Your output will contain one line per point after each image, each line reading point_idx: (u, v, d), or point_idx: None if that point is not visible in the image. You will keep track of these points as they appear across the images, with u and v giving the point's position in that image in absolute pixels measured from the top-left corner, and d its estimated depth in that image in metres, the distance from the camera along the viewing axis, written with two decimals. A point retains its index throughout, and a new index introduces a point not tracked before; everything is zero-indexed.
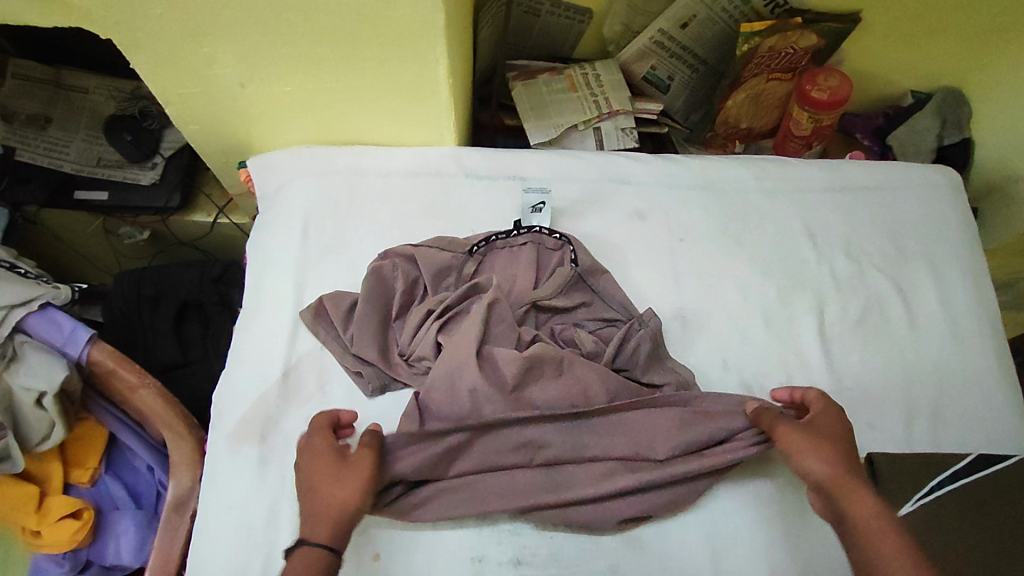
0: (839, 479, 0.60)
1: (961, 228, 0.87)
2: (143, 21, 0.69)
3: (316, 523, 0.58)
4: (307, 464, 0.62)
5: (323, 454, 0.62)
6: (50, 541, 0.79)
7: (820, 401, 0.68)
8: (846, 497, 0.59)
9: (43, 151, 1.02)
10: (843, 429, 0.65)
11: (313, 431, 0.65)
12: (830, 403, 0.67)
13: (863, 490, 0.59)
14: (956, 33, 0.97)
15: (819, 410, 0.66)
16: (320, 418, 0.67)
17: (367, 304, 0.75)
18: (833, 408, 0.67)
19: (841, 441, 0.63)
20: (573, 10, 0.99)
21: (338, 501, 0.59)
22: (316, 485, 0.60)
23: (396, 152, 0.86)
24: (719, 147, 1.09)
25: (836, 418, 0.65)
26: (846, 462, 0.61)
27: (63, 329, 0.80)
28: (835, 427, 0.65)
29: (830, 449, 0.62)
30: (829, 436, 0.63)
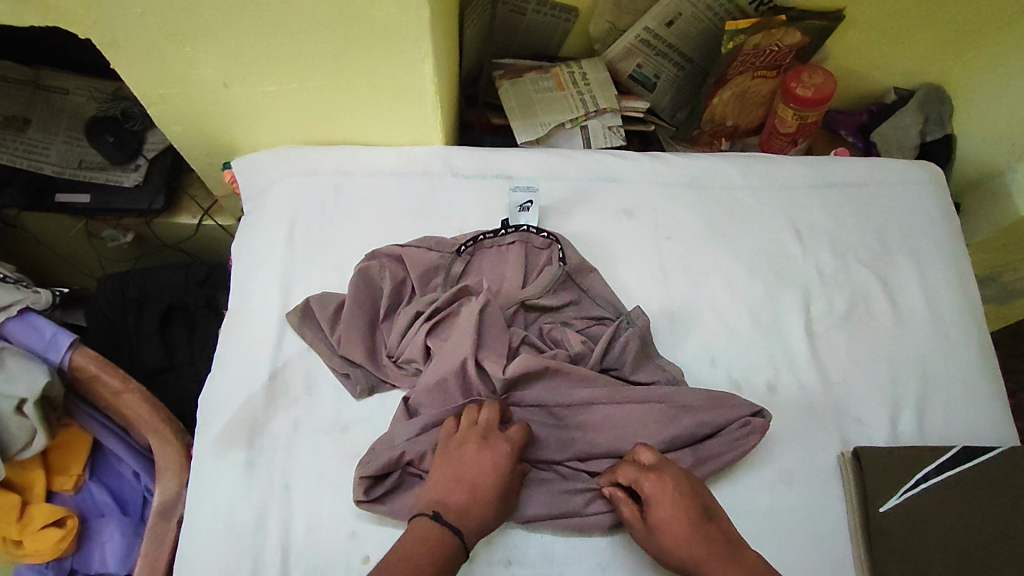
0: (701, 571, 0.59)
1: (945, 223, 0.88)
2: (124, 20, 0.68)
3: (471, 525, 0.60)
4: (475, 466, 0.62)
5: (498, 465, 0.63)
6: (32, 550, 0.78)
7: (643, 479, 0.63)
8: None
9: (22, 153, 1.00)
10: (664, 512, 0.61)
11: (487, 434, 0.64)
12: (656, 481, 0.62)
13: (727, 570, 0.58)
14: (938, 31, 0.98)
15: (648, 495, 0.62)
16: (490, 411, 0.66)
17: (354, 306, 0.74)
18: (667, 481, 0.62)
19: (683, 526, 0.60)
20: (558, 9, 0.99)
21: (493, 516, 0.61)
22: (477, 491, 0.61)
23: (382, 152, 0.86)
24: (706, 145, 1.09)
25: (665, 498, 0.61)
26: (703, 547, 0.59)
27: (44, 334, 0.79)
28: (659, 512, 0.61)
29: (672, 544, 0.60)
30: (652, 525, 0.61)
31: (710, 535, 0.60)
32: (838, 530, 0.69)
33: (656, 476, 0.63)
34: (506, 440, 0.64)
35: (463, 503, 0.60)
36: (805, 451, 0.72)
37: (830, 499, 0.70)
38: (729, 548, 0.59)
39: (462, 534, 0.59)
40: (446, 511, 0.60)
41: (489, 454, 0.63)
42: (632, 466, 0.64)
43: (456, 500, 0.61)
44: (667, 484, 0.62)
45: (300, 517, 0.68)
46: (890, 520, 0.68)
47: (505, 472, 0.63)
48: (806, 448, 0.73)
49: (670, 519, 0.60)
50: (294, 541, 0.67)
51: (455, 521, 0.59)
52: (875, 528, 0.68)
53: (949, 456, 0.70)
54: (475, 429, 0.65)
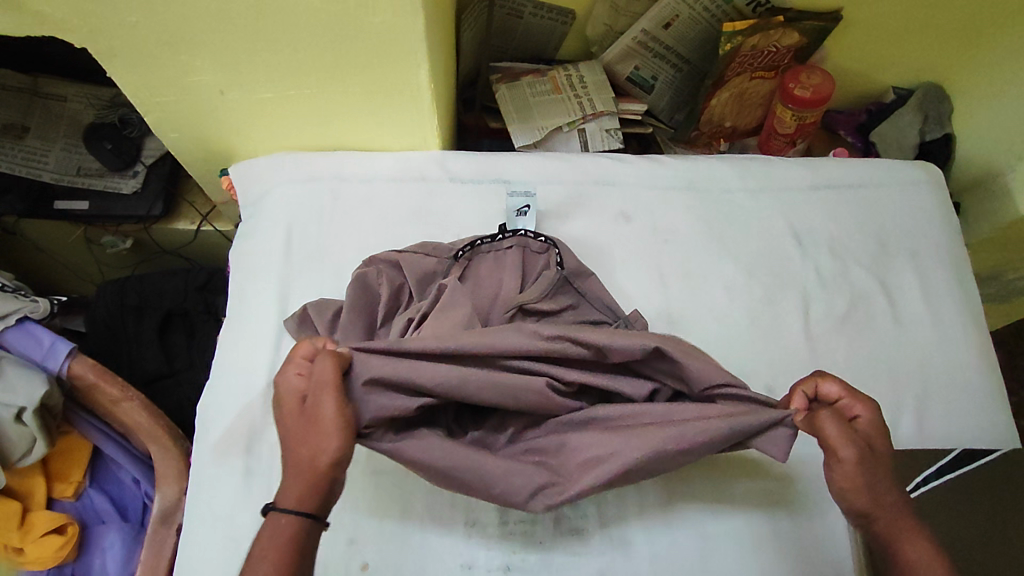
0: (890, 529, 0.55)
1: (945, 223, 0.88)
2: (118, 30, 0.68)
3: (291, 485, 0.54)
4: (283, 423, 0.57)
5: (287, 411, 0.57)
6: (32, 558, 0.78)
7: (858, 408, 0.59)
8: (898, 537, 0.55)
9: (20, 161, 1.00)
10: (881, 446, 0.57)
11: (296, 376, 0.59)
12: (875, 414, 0.59)
13: (913, 534, 0.55)
14: (937, 30, 0.98)
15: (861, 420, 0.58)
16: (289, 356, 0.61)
17: (352, 311, 0.72)
18: (875, 420, 0.59)
19: (888, 467, 0.57)
20: (555, 12, 0.98)
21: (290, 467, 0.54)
22: (288, 449, 0.55)
23: (378, 158, 0.86)
24: (704, 146, 1.09)
25: (881, 436, 0.58)
26: (898, 495, 0.56)
27: (43, 343, 0.79)
28: (880, 449, 0.57)
29: (880, 477, 0.56)
30: (872, 451, 0.56)
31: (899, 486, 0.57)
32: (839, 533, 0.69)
33: (870, 409, 0.58)
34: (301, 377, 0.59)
35: (281, 468, 0.55)
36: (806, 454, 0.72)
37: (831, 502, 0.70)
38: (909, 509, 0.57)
39: (281, 502, 0.53)
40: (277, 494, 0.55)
41: (285, 395, 0.58)
42: (845, 386, 0.60)
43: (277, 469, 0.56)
44: (878, 422, 0.59)
45: None
46: None
47: (283, 420, 0.57)
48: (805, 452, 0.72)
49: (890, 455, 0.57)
50: None
51: (275, 496, 0.54)
52: None
53: (950, 458, 0.69)
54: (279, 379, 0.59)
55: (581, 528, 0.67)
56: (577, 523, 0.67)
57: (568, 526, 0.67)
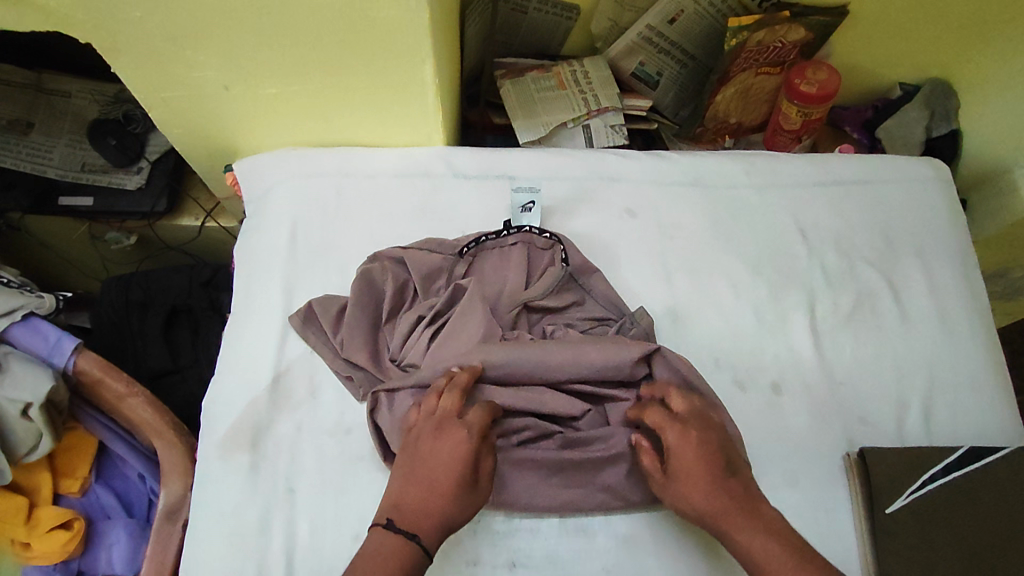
0: (721, 526, 0.59)
1: (952, 221, 0.87)
2: (123, 25, 0.68)
3: (430, 525, 0.57)
4: (434, 463, 0.59)
5: (454, 456, 0.59)
6: (39, 553, 0.79)
7: (668, 428, 0.63)
8: (729, 530, 0.59)
9: (25, 157, 1.01)
10: (686, 466, 0.61)
11: (443, 423, 0.62)
12: (680, 433, 0.62)
13: (747, 526, 0.58)
14: (944, 25, 0.97)
15: (669, 445, 0.62)
16: (451, 400, 0.63)
17: (357, 309, 0.74)
18: (690, 431, 0.62)
19: (702, 480, 0.60)
20: (560, 7, 0.98)
21: (452, 512, 0.58)
22: (437, 491, 0.58)
23: (383, 154, 0.85)
24: (709, 142, 1.09)
25: (687, 449, 0.61)
26: (723, 498, 0.59)
27: (48, 339, 0.79)
28: (679, 463, 0.61)
29: (692, 495, 0.60)
30: (672, 475, 0.61)
31: (730, 487, 0.60)
32: (845, 529, 0.69)
33: (681, 426, 0.62)
34: (462, 426, 0.61)
35: (420, 500, 0.58)
36: (811, 451, 0.72)
37: (836, 500, 0.70)
38: (746, 500, 0.60)
39: (419, 537, 0.56)
40: (402, 515, 0.57)
41: (447, 438, 0.60)
42: (662, 411, 0.64)
43: (413, 496, 0.58)
44: (693, 436, 0.62)
45: (303, 519, 0.68)
46: (896, 522, 0.67)
47: (456, 463, 0.59)
48: (810, 449, 0.72)
49: (692, 473, 0.60)
50: (299, 543, 0.67)
51: (411, 526, 0.57)
52: (881, 530, 0.68)
53: (957, 456, 0.69)
54: (442, 430, 0.61)
55: (586, 525, 0.67)
56: (583, 520, 0.67)
57: (574, 524, 0.67)
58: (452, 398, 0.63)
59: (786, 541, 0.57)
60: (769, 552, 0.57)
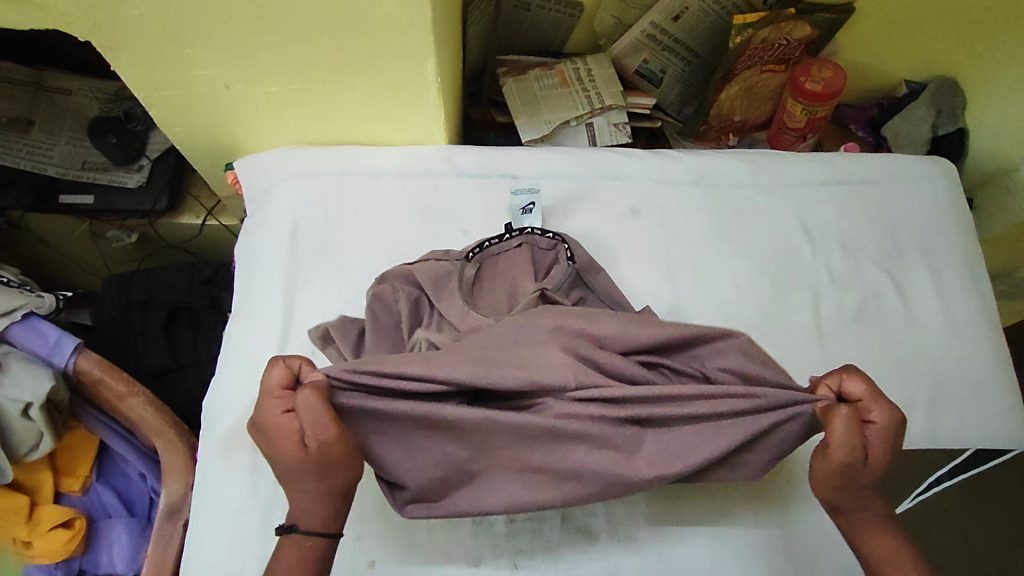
0: (862, 525, 0.57)
1: (958, 220, 0.86)
2: (123, 23, 0.67)
3: (306, 510, 0.55)
4: (276, 449, 0.54)
5: (279, 440, 0.53)
6: (41, 551, 0.79)
7: (868, 408, 0.55)
8: (863, 530, 0.57)
9: (26, 155, 1.00)
10: (880, 450, 0.54)
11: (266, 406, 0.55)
12: (887, 418, 0.55)
13: (880, 531, 0.57)
14: (951, 23, 0.97)
15: (873, 424, 0.55)
16: (278, 375, 0.55)
17: (370, 329, 0.70)
18: (895, 419, 0.55)
19: (880, 471, 0.55)
20: (563, 4, 0.97)
21: (314, 495, 0.54)
22: (294, 478, 0.54)
23: (385, 153, 0.85)
24: (713, 140, 1.08)
25: (880, 436, 0.55)
26: (875, 498, 0.56)
27: (48, 338, 0.79)
28: (872, 447, 0.55)
29: (867, 483, 0.55)
30: (863, 454, 0.54)
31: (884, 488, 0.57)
32: None
33: (879, 409, 0.55)
34: (280, 404, 0.54)
35: (291, 489, 0.55)
36: None
37: None
38: (883, 507, 0.57)
39: (298, 527, 0.55)
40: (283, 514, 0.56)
41: (267, 423, 0.54)
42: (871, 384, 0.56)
43: (281, 491, 0.55)
44: (900, 421, 0.55)
45: None
46: None
47: (285, 444, 0.53)
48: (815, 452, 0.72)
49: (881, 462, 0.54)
50: None
51: (290, 517, 0.56)
52: None
53: None
54: (260, 403, 0.55)
55: (588, 526, 0.67)
56: (584, 522, 0.67)
57: (575, 525, 0.67)
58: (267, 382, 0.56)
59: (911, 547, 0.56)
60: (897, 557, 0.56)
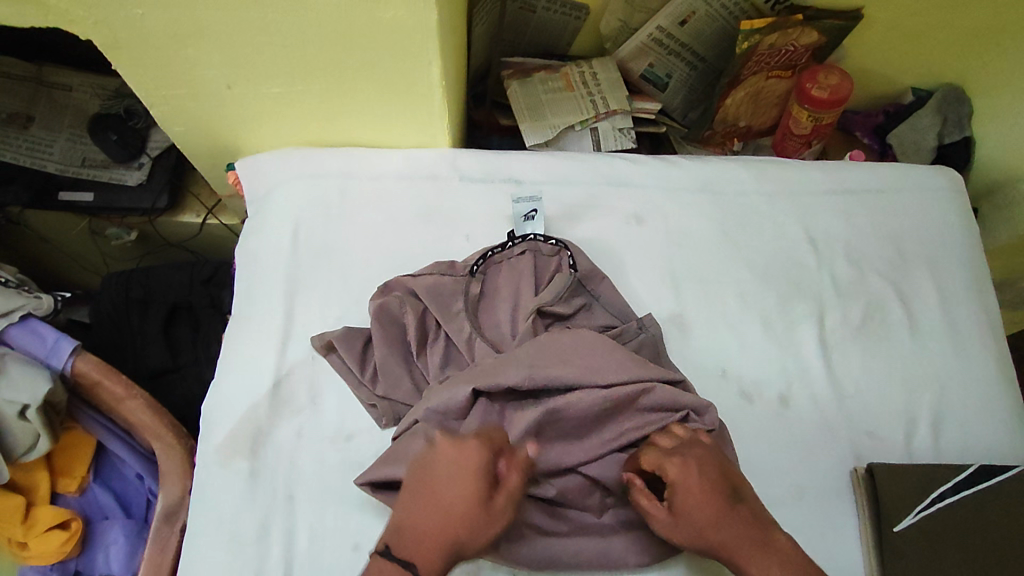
0: (735, 562, 0.56)
1: (964, 232, 0.86)
2: (125, 22, 0.66)
3: (433, 548, 0.53)
4: (443, 479, 0.55)
5: (473, 477, 0.55)
6: (37, 552, 0.78)
7: (666, 464, 0.60)
8: (743, 565, 0.56)
9: (25, 152, 0.99)
10: (694, 503, 0.57)
11: (463, 438, 0.57)
12: (681, 465, 0.59)
13: (760, 561, 0.55)
14: (960, 32, 0.96)
15: (670, 480, 0.59)
16: (471, 422, 0.59)
17: (382, 344, 0.71)
18: (691, 465, 0.59)
19: (712, 514, 0.57)
20: (569, 7, 0.96)
21: (467, 534, 0.53)
22: (448, 512, 0.54)
23: (389, 156, 0.84)
24: (718, 145, 1.07)
25: (690, 484, 0.58)
26: (731, 529, 0.56)
27: (46, 340, 0.78)
28: (682, 500, 0.58)
29: (702, 531, 0.57)
30: (679, 513, 0.58)
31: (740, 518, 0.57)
32: (850, 544, 0.68)
33: (680, 461, 0.59)
34: (489, 451, 0.57)
35: (421, 522, 0.54)
36: (818, 465, 0.71)
37: (842, 515, 0.69)
38: (760, 533, 0.56)
39: (416, 565, 0.52)
40: (400, 542, 0.54)
41: (466, 457, 0.56)
42: (655, 452, 0.61)
43: (420, 523, 0.54)
44: (695, 467, 0.59)
45: (302, 527, 0.67)
46: (903, 540, 0.67)
47: (475, 481, 0.55)
48: (816, 462, 0.71)
49: (696, 509, 0.57)
50: (298, 549, 0.66)
51: (409, 555, 0.53)
52: (888, 548, 0.67)
53: (965, 475, 0.68)
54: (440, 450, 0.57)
55: None
56: None
57: None
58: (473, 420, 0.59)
59: (797, 567, 0.54)
60: None
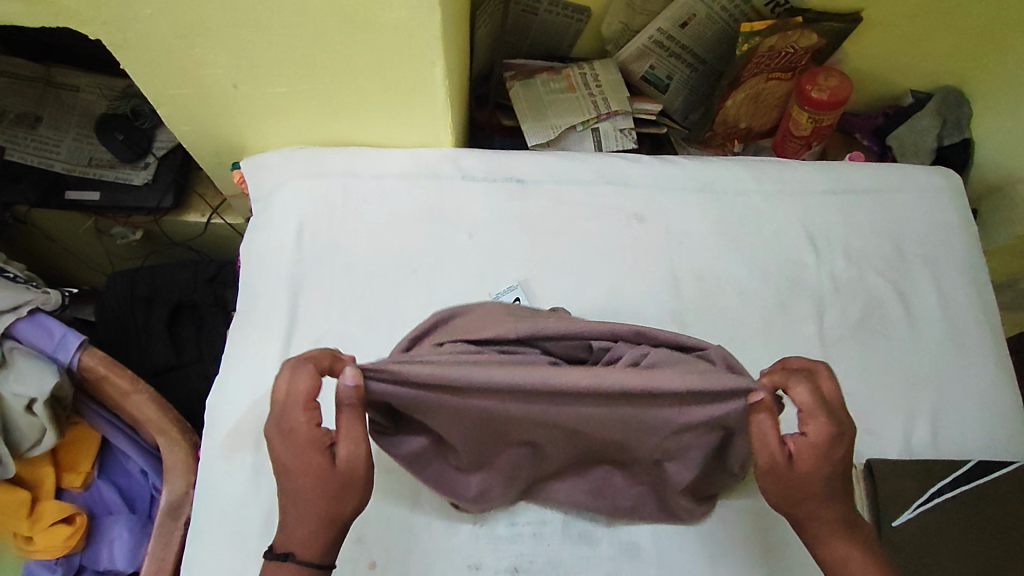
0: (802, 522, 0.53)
1: (963, 231, 0.87)
2: (134, 21, 0.67)
3: (307, 537, 0.52)
4: (287, 464, 0.52)
5: (307, 469, 0.52)
6: (42, 546, 0.79)
7: (813, 419, 0.51)
8: (809, 527, 0.53)
9: (33, 152, 1.01)
10: (812, 466, 0.51)
11: (290, 425, 0.52)
12: (834, 425, 0.51)
13: (838, 534, 0.53)
14: (959, 35, 0.96)
15: (804, 437, 0.51)
16: (301, 394, 0.53)
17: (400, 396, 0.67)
18: (842, 434, 0.51)
19: (825, 481, 0.52)
20: (571, 9, 0.97)
21: (330, 510, 0.52)
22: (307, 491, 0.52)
23: (392, 155, 0.85)
24: (719, 147, 1.08)
25: (828, 450, 0.51)
26: (831, 505, 0.52)
27: (53, 334, 0.78)
28: (813, 460, 0.51)
29: (803, 492, 0.52)
30: (795, 471, 0.51)
31: (836, 492, 0.52)
32: None
33: (827, 421, 0.51)
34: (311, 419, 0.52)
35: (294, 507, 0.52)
36: None
37: None
38: (843, 511, 0.53)
39: (293, 556, 0.53)
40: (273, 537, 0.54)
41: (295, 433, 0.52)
42: (812, 393, 0.52)
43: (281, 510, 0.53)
44: (840, 436, 0.51)
45: None
46: (903, 535, 0.67)
47: (314, 468, 0.52)
48: None
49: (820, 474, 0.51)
50: None
51: (283, 546, 0.53)
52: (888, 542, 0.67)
53: (964, 470, 0.69)
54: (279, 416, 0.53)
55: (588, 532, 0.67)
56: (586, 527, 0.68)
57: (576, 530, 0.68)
58: (307, 385, 0.53)
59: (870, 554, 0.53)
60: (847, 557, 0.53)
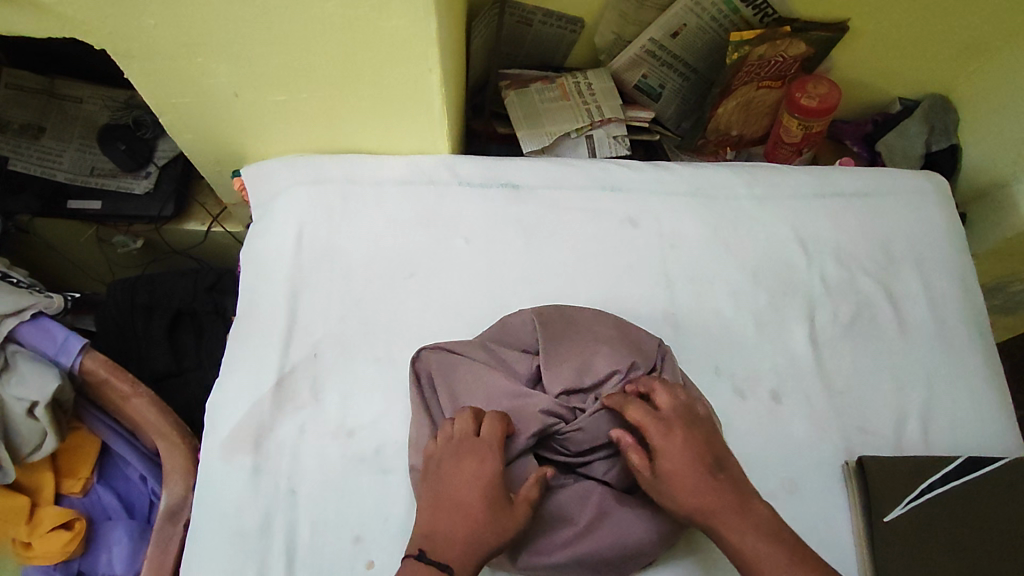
0: (715, 526, 0.59)
1: (950, 233, 0.88)
2: (136, 29, 0.69)
3: (459, 553, 0.58)
4: (453, 483, 0.61)
5: (474, 479, 0.61)
6: (41, 553, 0.79)
7: (652, 428, 0.62)
8: (723, 529, 0.58)
9: (36, 161, 1.02)
10: (670, 465, 0.61)
11: (463, 443, 0.62)
12: (668, 432, 0.62)
13: (738, 525, 0.58)
14: (943, 43, 0.99)
15: (657, 445, 0.61)
16: (465, 423, 0.64)
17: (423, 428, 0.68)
18: (676, 432, 0.62)
19: (692, 479, 0.60)
20: (565, 20, 0.99)
21: (489, 532, 0.58)
22: (467, 509, 0.59)
23: (389, 162, 0.86)
24: (711, 154, 1.10)
25: (676, 451, 0.61)
26: (715, 496, 0.59)
27: (56, 338, 0.80)
28: (667, 464, 0.61)
29: (679, 496, 0.60)
30: (661, 476, 0.61)
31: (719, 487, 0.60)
32: (842, 537, 0.70)
33: (668, 428, 0.62)
34: (482, 443, 0.62)
35: (450, 529, 0.59)
36: (810, 458, 0.73)
37: (835, 507, 0.71)
38: (735, 498, 0.60)
39: (451, 567, 0.57)
40: (432, 546, 0.58)
41: (465, 461, 0.61)
42: (643, 407, 0.63)
43: (432, 521, 0.60)
44: (684, 438, 0.62)
45: (304, 520, 0.68)
46: (894, 530, 0.68)
47: (480, 482, 0.60)
48: (810, 457, 0.73)
49: (686, 476, 0.60)
50: (299, 547, 0.67)
51: (443, 557, 0.57)
52: (880, 537, 0.68)
53: (954, 466, 0.70)
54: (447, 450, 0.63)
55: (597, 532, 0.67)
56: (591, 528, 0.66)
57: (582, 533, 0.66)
58: (467, 422, 0.64)
59: (773, 535, 0.58)
60: (758, 550, 0.57)
